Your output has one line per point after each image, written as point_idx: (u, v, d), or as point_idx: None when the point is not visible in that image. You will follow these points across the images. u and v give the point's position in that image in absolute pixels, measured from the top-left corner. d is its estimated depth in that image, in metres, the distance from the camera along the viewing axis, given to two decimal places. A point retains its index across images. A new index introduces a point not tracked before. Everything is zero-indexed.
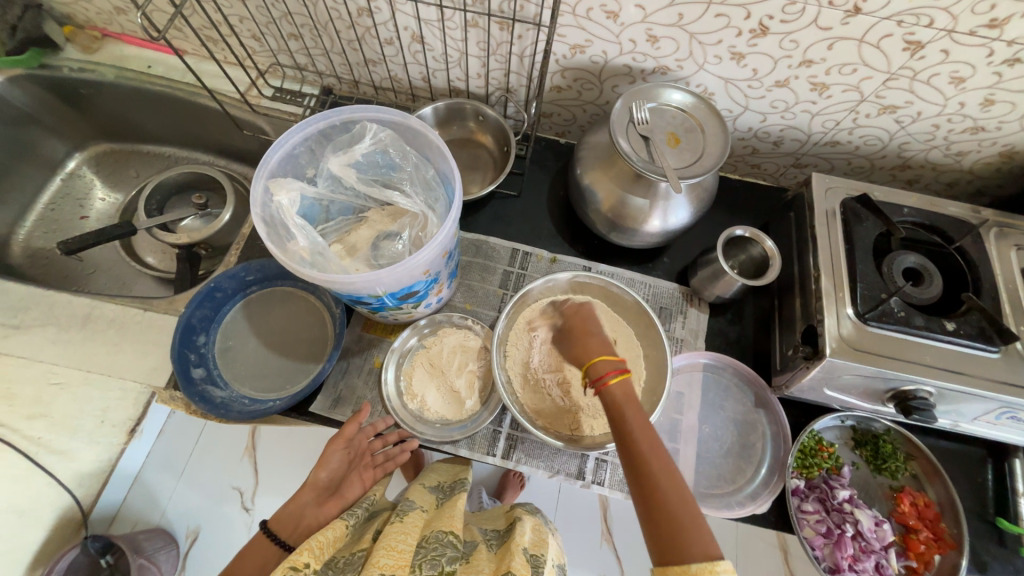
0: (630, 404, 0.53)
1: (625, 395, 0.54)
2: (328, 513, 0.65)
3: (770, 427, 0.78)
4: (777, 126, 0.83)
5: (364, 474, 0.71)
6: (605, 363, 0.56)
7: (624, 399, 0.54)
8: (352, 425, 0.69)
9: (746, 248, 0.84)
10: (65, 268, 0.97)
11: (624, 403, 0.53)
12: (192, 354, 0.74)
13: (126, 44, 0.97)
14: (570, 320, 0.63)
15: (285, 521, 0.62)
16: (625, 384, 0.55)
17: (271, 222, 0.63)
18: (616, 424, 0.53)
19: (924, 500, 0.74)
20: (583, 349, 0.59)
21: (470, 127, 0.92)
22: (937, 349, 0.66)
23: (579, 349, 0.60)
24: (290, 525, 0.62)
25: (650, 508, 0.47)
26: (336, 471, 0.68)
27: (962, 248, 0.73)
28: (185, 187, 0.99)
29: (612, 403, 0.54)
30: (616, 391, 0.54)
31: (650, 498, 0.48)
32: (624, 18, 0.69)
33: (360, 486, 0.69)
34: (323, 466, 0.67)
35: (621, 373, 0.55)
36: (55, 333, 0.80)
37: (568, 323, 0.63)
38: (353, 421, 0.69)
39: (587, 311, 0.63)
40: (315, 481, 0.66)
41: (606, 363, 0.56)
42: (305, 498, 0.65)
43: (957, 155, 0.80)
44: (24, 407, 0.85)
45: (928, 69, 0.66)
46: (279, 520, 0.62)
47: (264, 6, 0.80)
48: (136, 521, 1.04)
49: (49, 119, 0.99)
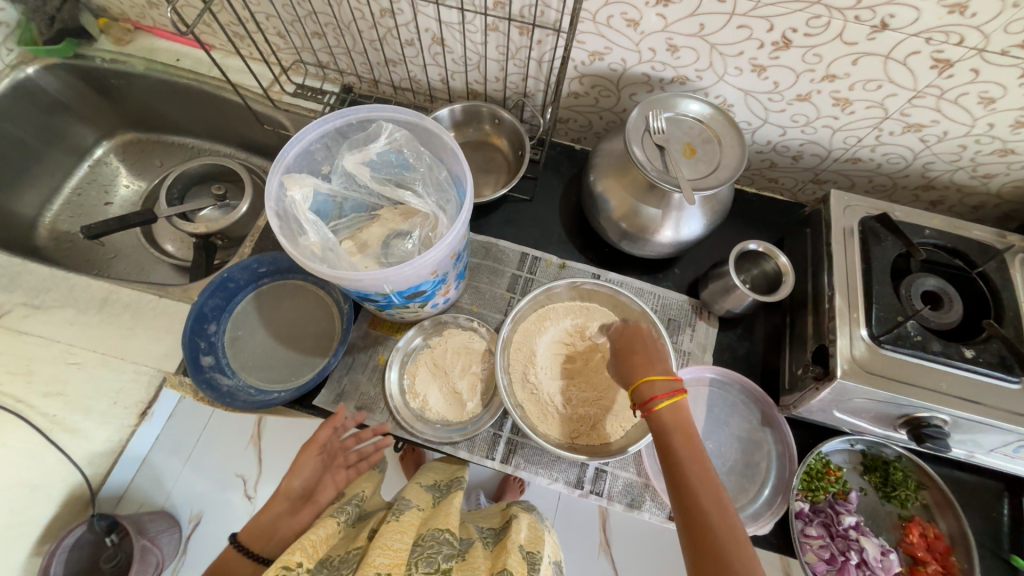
0: (679, 428, 0.54)
1: (674, 417, 0.55)
2: (303, 520, 0.64)
3: (776, 447, 0.77)
4: (797, 141, 0.81)
5: (337, 475, 0.69)
6: (654, 385, 0.57)
7: (672, 421, 0.55)
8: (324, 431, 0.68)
9: (759, 263, 0.82)
10: (87, 252, 1.00)
11: (673, 430, 0.54)
12: (202, 342, 0.76)
13: (158, 37, 1.00)
14: (619, 339, 0.65)
15: (257, 533, 0.61)
16: (676, 408, 0.55)
17: (285, 216, 0.64)
18: (663, 449, 0.54)
19: (934, 532, 0.71)
20: (633, 369, 0.60)
21: (486, 130, 0.92)
22: (955, 376, 0.63)
23: (629, 368, 0.61)
24: (262, 537, 0.61)
25: (693, 531, 0.49)
26: (309, 477, 0.67)
27: (985, 273, 0.71)
28: (206, 178, 1.01)
29: (660, 426, 0.55)
30: (666, 415, 0.55)
31: (695, 526, 0.49)
32: (644, 27, 0.69)
33: (333, 488, 0.67)
34: (295, 474, 0.66)
35: (673, 397, 0.55)
36: (73, 314, 0.82)
37: (617, 343, 0.65)
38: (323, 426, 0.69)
39: (633, 330, 0.64)
40: (287, 490, 0.65)
41: (660, 386, 0.57)
42: (277, 509, 0.64)
43: (985, 177, 0.77)
44: (42, 383, 0.85)
45: (956, 88, 0.64)
46: (250, 534, 0.61)
47: (290, 4, 0.82)
48: (142, 503, 1.06)
49: (80, 107, 1.03)
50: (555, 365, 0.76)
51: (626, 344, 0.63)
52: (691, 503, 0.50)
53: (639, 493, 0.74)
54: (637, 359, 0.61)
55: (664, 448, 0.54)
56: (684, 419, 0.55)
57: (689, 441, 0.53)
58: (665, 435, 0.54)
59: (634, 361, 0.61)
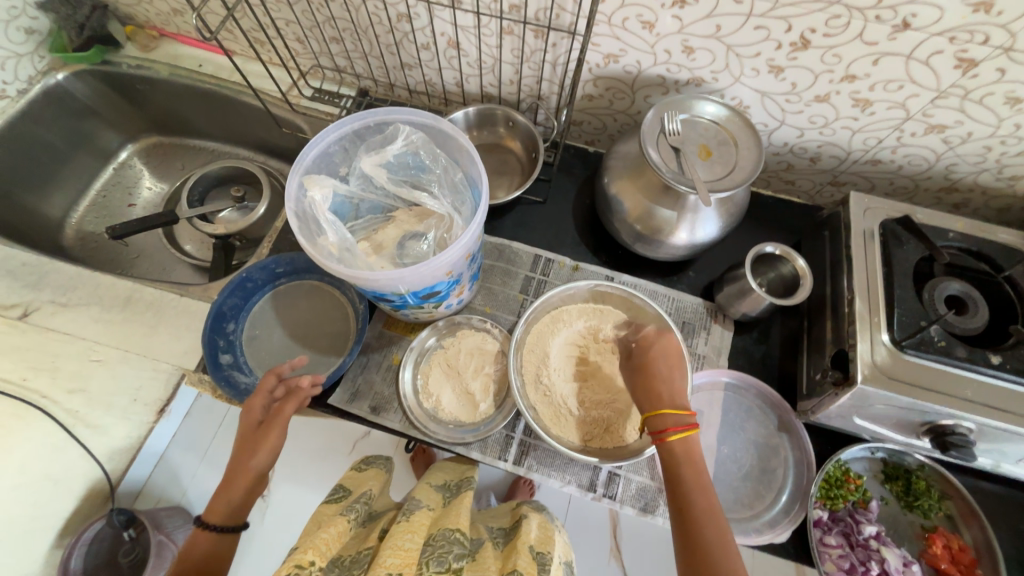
0: (688, 461, 0.56)
1: (685, 450, 0.57)
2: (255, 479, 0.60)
3: (793, 453, 0.76)
4: (815, 142, 0.80)
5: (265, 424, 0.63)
6: (672, 418, 0.58)
7: (684, 454, 0.57)
8: (290, 406, 0.62)
9: (776, 266, 0.81)
10: (111, 253, 1.02)
11: (682, 462, 0.56)
12: (221, 340, 0.78)
13: (181, 43, 1.03)
14: (641, 355, 0.66)
15: (233, 512, 0.57)
16: (689, 441, 0.57)
17: (303, 217, 0.65)
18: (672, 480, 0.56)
19: (959, 543, 0.69)
20: (648, 390, 0.62)
21: (500, 133, 0.93)
22: (982, 383, 0.62)
23: (650, 390, 0.62)
24: (236, 515, 0.57)
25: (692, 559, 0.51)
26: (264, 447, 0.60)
27: (1012, 277, 0.69)
28: (226, 180, 1.03)
29: (672, 458, 0.57)
30: (676, 446, 0.57)
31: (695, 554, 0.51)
32: (659, 29, 0.68)
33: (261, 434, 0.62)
34: (263, 454, 0.58)
35: (686, 429, 0.57)
36: (98, 312, 0.85)
37: (641, 356, 0.66)
38: (291, 403, 0.62)
39: (659, 347, 0.66)
40: (254, 471, 0.58)
41: (677, 419, 0.58)
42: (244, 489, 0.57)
43: (1011, 179, 0.75)
44: (66, 380, 0.87)
45: (981, 88, 0.63)
46: (226, 516, 0.56)
47: (309, 10, 0.83)
48: (159, 499, 1.04)
49: (107, 111, 1.06)
50: (567, 368, 0.75)
51: (651, 358, 0.65)
52: (695, 535, 0.52)
53: (652, 497, 0.73)
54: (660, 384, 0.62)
55: (672, 479, 0.56)
56: (694, 453, 0.57)
57: (698, 476, 0.55)
58: (675, 466, 0.57)
59: (652, 379, 0.63)
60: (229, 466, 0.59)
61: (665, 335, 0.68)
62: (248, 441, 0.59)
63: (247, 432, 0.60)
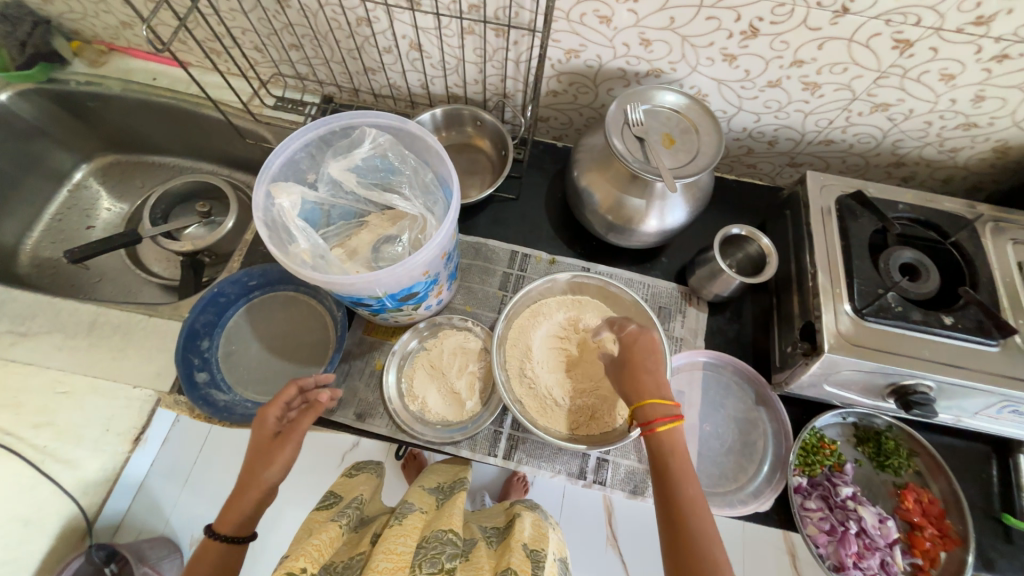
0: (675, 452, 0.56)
1: (672, 442, 0.57)
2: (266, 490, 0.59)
3: (771, 425, 0.79)
4: (771, 126, 0.84)
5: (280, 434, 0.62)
6: (659, 408, 0.58)
7: (670, 446, 0.57)
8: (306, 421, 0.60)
9: (743, 246, 0.84)
10: (72, 278, 0.98)
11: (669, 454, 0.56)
12: (196, 358, 0.76)
13: (133, 57, 1.00)
14: (628, 350, 0.66)
15: (243, 525, 0.56)
16: (674, 432, 0.57)
17: (273, 225, 0.64)
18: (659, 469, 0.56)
19: (928, 497, 0.73)
20: (635, 385, 0.62)
21: (468, 132, 0.93)
22: (937, 343, 0.66)
23: (631, 385, 0.62)
24: (245, 527, 0.56)
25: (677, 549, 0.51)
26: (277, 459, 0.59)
27: (958, 242, 0.73)
28: (190, 196, 1.00)
29: (658, 448, 0.57)
30: (664, 438, 0.57)
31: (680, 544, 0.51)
32: (616, 23, 0.70)
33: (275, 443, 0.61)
34: (276, 469, 0.57)
35: (673, 421, 0.57)
36: (60, 339, 0.82)
37: (626, 352, 0.66)
38: (307, 416, 0.60)
39: (644, 341, 0.65)
40: (265, 487, 0.57)
41: (661, 410, 0.58)
42: (253, 502, 0.56)
43: (951, 151, 0.80)
44: (30, 414, 0.85)
45: (918, 66, 0.67)
46: (236, 529, 0.56)
47: (266, 17, 0.82)
48: (139, 532, 1.00)
49: (56, 132, 1.01)
50: (551, 359, 0.76)
51: (638, 352, 0.64)
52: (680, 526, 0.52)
53: (641, 479, 0.75)
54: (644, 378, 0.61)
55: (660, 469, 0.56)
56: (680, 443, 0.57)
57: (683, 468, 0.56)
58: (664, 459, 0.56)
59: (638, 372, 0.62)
60: (241, 476, 0.57)
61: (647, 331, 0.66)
62: (261, 453, 0.58)
63: (260, 445, 0.59)
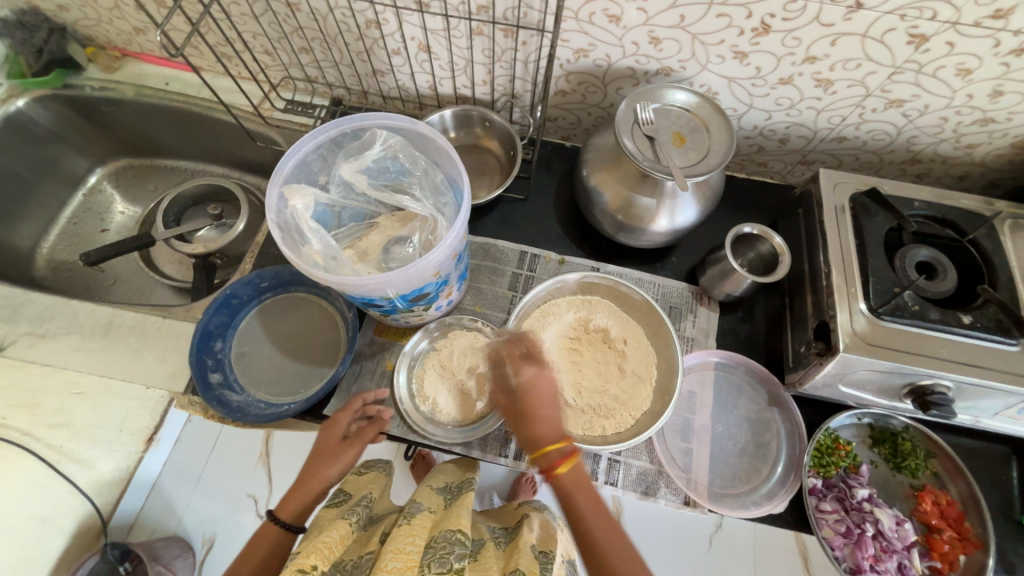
0: (579, 487, 0.56)
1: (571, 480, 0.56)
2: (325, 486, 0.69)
3: (784, 426, 0.78)
4: (783, 124, 0.83)
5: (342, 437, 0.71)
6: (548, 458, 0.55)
7: (572, 484, 0.56)
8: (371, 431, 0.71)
9: (754, 245, 0.84)
10: (86, 280, 0.99)
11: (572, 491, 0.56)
12: (209, 359, 0.77)
13: (145, 62, 1.01)
14: (521, 397, 0.57)
15: (303, 513, 0.65)
16: (572, 469, 0.56)
17: (286, 227, 0.64)
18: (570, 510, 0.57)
19: (946, 499, 0.72)
20: (530, 435, 0.55)
21: (477, 133, 0.93)
22: (955, 342, 0.65)
23: (527, 435, 0.56)
24: (303, 516, 0.65)
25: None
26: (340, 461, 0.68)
27: (976, 240, 0.72)
28: (202, 198, 1.01)
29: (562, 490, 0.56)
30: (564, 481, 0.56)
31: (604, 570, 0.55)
32: (626, 22, 0.70)
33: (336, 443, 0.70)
34: (340, 465, 0.67)
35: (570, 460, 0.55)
36: (78, 340, 0.82)
37: (520, 399, 0.56)
38: (372, 429, 0.71)
39: (541, 386, 0.57)
40: (327, 480, 0.67)
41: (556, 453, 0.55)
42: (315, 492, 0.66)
43: (968, 147, 0.79)
44: (47, 415, 0.87)
45: (933, 61, 0.66)
46: (296, 515, 0.64)
47: (276, 21, 0.83)
48: (153, 530, 1.01)
49: (72, 137, 1.03)
50: (561, 360, 0.76)
51: (535, 402, 0.56)
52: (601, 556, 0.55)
53: (653, 480, 0.74)
54: (535, 424, 0.55)
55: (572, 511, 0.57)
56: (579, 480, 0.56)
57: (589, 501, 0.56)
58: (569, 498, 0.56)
59: (535, 419, 0.55)
60: (307, 468, 0.68)
61: (545, 371, 0.58)
62: (328, 453, 0.68)
63: (329, 443, 0.69)
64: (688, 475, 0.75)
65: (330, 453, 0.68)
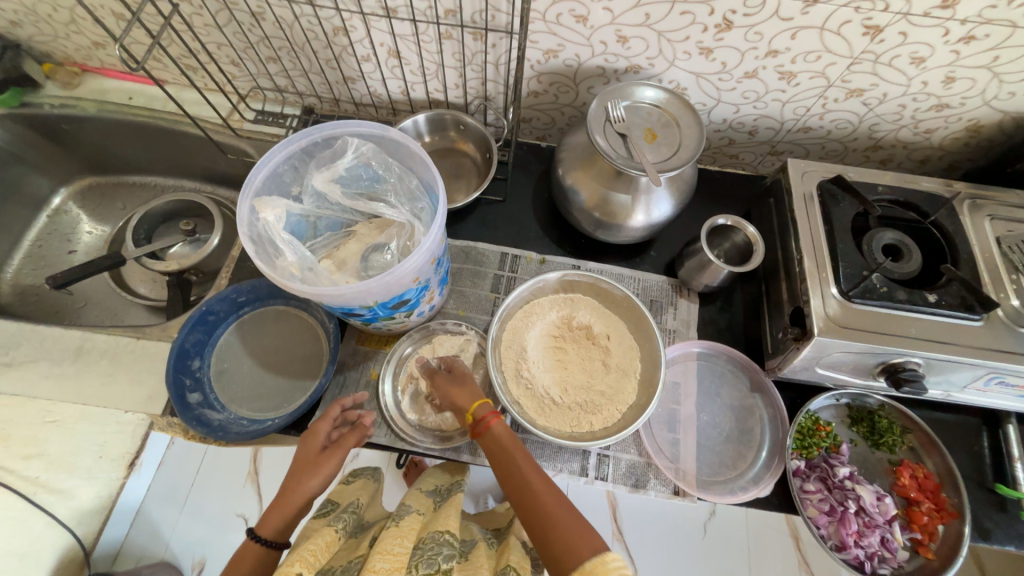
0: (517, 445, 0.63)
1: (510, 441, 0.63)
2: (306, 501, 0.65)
3: (767, 411, 0.80)
4: (750, 116, 0.85)
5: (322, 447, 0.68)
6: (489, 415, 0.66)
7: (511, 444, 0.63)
8: (352, 439, 0.68)
9: (729, 236, 0.86)
10: (55, 304, 0.96)
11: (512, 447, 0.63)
12: (188, 379, 0.75)
13: (107, 77, 0.99)
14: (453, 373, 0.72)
15: (284, 531, 0.61)
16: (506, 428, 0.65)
17: (259, 240, 0.63)
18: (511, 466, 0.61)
19: (923, 472, 0.74)
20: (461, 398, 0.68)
21: (451, 137, 0.94)
22: (923, 321, 0.67)
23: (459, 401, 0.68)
24: (283, 534, 0.61)
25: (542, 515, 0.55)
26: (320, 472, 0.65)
27: (937, 221, 0.75)
28: (173, 214, 0.99)
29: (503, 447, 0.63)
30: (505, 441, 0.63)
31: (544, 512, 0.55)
32: (593, 21, 0.71)
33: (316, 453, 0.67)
34: (322, 478, 0.64)
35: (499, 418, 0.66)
36: (48, 366, 0.79)
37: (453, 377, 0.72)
38: (353, 437, 0.67)
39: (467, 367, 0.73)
40: (308, 494, 0.63)
41: (486, 408, 0.67)
42: (295, 508, 0.62)
43: (926, 133, 0.82)
44: (20, 446, 0.82)
45: (888, 51, 0.68)
46: (276, 533, 0.60)
47: (241, 31, 0.82)
48: (138, 558, 1.00)
49: (33, 156, 1.00)
50: (546, 359, 0.77)
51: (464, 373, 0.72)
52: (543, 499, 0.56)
53: (643, 473, 0.75)
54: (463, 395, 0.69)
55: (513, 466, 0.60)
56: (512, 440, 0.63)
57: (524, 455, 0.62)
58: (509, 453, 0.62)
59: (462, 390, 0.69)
60: (285, 482, 0.64)
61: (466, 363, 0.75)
62: (308, 465, 0.65)
63: (308, 456, 0.65)
64: (677, 466, 0.76)
65: (310, 464, 0.65)
